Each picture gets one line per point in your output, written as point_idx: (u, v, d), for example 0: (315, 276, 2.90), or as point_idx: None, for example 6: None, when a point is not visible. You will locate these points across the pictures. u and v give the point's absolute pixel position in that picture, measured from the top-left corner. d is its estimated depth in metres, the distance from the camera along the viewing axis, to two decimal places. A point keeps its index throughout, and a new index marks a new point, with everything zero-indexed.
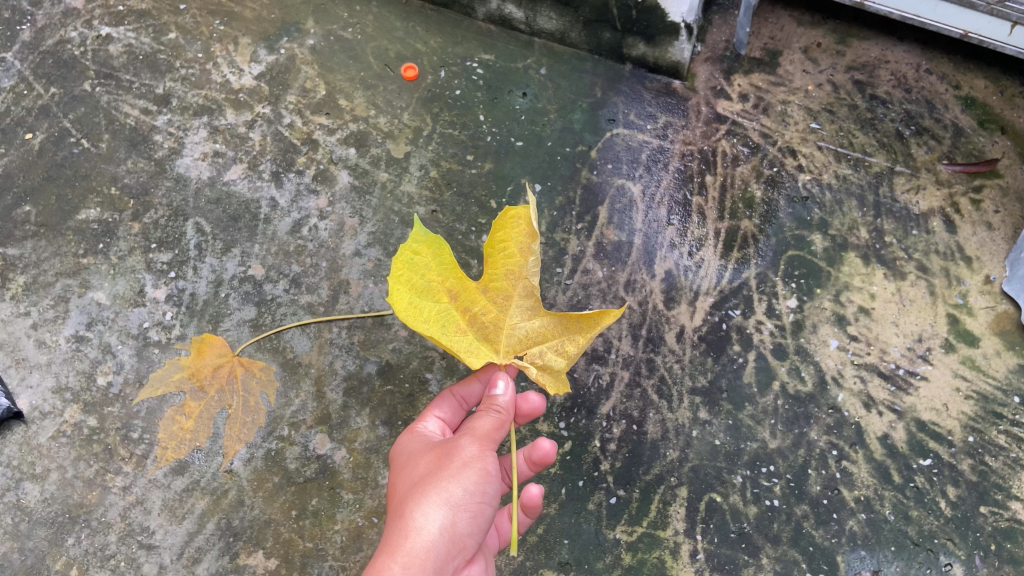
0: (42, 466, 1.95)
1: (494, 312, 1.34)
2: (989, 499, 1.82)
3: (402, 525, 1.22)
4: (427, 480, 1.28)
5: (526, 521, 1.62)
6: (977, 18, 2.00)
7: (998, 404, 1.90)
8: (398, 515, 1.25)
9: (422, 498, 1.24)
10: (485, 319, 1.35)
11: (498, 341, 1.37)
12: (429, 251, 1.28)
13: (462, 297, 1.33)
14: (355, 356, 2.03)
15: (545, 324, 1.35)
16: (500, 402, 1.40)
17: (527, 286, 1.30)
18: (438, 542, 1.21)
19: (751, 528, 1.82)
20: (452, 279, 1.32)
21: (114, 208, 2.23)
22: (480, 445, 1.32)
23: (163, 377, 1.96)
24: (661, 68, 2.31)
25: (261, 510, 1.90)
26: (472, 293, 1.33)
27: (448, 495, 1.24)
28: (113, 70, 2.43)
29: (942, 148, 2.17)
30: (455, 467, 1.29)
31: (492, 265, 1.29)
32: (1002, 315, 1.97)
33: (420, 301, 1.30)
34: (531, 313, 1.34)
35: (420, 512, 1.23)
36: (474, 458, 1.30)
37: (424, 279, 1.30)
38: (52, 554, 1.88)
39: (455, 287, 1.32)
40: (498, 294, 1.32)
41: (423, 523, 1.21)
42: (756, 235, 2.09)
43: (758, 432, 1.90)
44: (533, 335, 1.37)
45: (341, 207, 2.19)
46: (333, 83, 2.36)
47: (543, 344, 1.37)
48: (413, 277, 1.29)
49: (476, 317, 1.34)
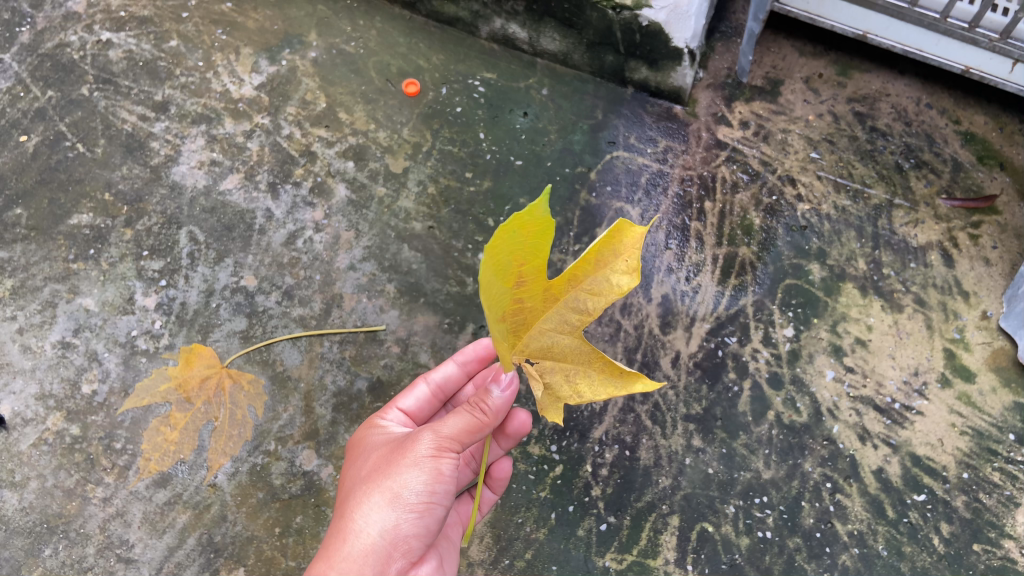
0: (22, 474, 1.91)
1: (534, 309, 1.11)
2: (983, 537, 1.81)
3: (343, 527, 1.26)
4: (376, 478, 1.28)
5: (489, 501, 1.66)
6: (979, 54, 2.01)
7: (993, 441, 1.89)
8: (343, 512, 1.28)
9: (369, 498, 1.26)
10: (524, 313, 1.11)
11: (519, 340, 1.15)
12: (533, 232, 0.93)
13: (525, 287, 1.06)
14: (346, 372, 2.00)
15: (573, 346, 1.16)
16: (489, 405, 1.26)
17: (585, 302, 1.09)
18: (377, 545, 1.23)
19: (742, 560, 1.80)
20: (528, 269, 1.02)
21: (106, 213, 2.20)
22: (438, 443, 1.26)
23: (149, 387, 1.96)
24: (663, 92, 2.31)
25: (243, 526, 1.86)
26: (536, 287, 1.06)
27: (394, 497, 1.24)
28: (112, 75, 2.41)
29: (941, 181, 2.18)
30: (406, 466, 1.26)
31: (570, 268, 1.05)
32: (998, 351, 1.96)
33: (491, 282, 0.99)
34: (567, 329, 1.14)
35: (363, 513, 1.25)
36: (428, 458, 1.26)
37: (507, 257, 0.98)
38: (28, 565, 1.83)
39: (527, 275, 1.03)
40: (551, 293, 1.09)
41: (365, 525, 1.24)
42: (754, 263, 2.09)
43: (752, 462, 1.88)
44: (554, 349, 1.17)
45: (337, 220, 2.18)
46: (334, 97, 2.36)
47: (558, 362, 1.18)
48: (499, 253, 0.96)
49: (520, 309, 1.09)
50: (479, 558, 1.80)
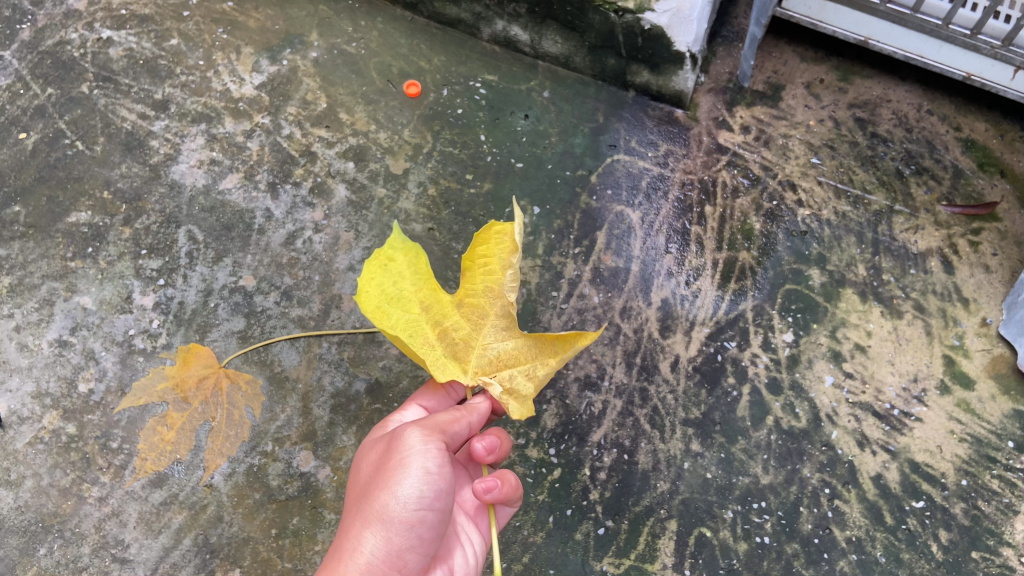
0: (17, 473, 1.90)
1: (466, 329, 1.33)
2: (981, 544, 1.81)
3: (338, 548, 1.24)
4: (368, 491, 1.28)
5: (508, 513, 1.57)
6: (981, 61, 2.01)
7: (992, 448, 1.88)
8: (339, 533, 1.27)
9: (362, 516, 1.25)
10: (457, 336, 1.34)
11: (468, 362, 1.35)
12: (406, 257, 1.27)
13: (433, 310, 1.32)
14: (344, 373, 1.99)
15: (518, 347, 1.34)
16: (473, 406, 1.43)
17: (504, 304, 1.29)
18: (373, 563, 1.21)
19: (740, 565, 1.79)
20: (424, 291, 1.30)
21: (105, 211, 2.19)
22: (421, 443, 1.29)
23: (146, 386, 1.92)
24: (664, 97, 2.31)
25: (240, 527, 1.85)
26: (447, 307, 1.32)
27: (384, 510, 1.23)
28: (112, 73, 2.40)
29: (942, 188, 2.18)
30: (394, 475, 1.25)
31: (470, 280, 1.30)
32: (997, 358, 1.96)
33: (389, 306, 1.27)
34: (505, 333, 1.33)
35: (357, 532, 1.24)
36: (412, 461, 1.26)
37: (395, 287, 1.28)
38: (22, 564, 1.83)
39: (428, 298, 1.31)
40: (472, 310, 1.32)
41: (359, 544, 1.22)
42: (754, 268, 2.09)
43: (750, 467, 1.88)
44: (505, 358, 1.35)
45: (337, 221, 2.17)
46: (335, 97, 2.35)
47: (515, 367, 1.34)
48: (383, 283, 1.27)
49: (447, 332, 1.33)
50: None
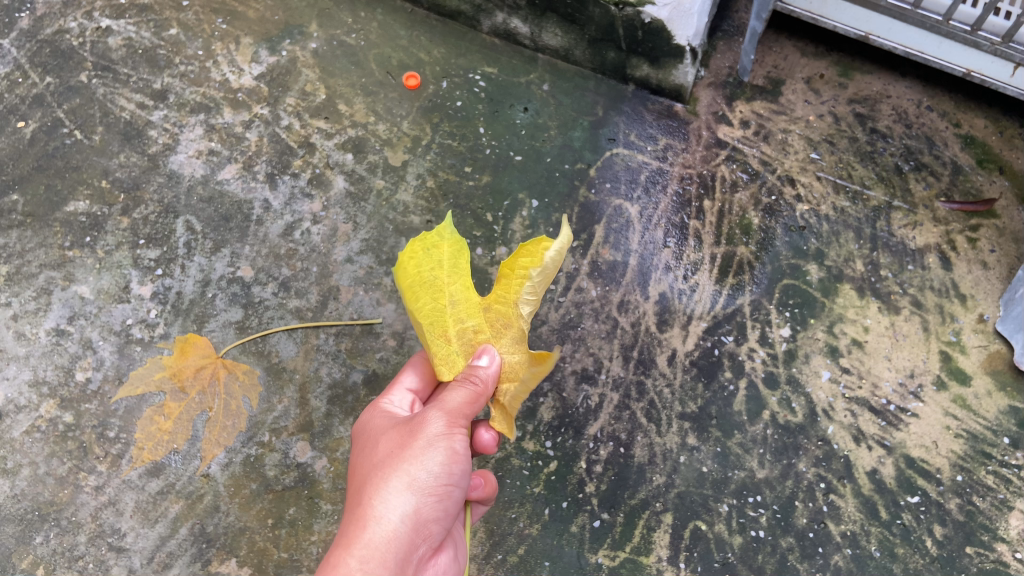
0: (14, 461, 1.90)
1: (485, 332, 1.32)
2: (975, 540, 1.81)
3: (361, 514, 1.17)
4: (390, 461, 1.23)
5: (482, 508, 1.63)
6: (981, 57, 2.01)
7: (987, 444, 1.89)
8: (357, 500, 1.21)
9: (387, 484, 1.20)
10: (473, 336, 1.32)
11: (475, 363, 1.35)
12: (450, 249, 1.26)
13: (460, 306, 1.30)
14: (342, 364, 1.99)
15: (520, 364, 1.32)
16: (481, 373, 1.29)
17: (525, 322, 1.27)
18: (400, 531, 1.17)
19: (735, 558, 1.80)
20: (456, 284, 1.28)
21: (103, 201, 2.19)
22: (450, 417, 1.27)
23: (143, 376, 1.96)
24: (664, 90, 2.30)
25: (236, 517, 1.85)
26: (473, 307, 1.30)
27: (414, 480, 1.21)
28: (111, 63, 2.40)
29: (940, 184, 2.18)
30: (423, 445, 1.24)
31: (505, 288, 1.26)
32: (994, 354, 1.96)
33: (420, 290, 1.25)
34: (517, 348, 1.31)
35: (383, 499, 1.18)
36: (444, 434, 1.25)
37: (432, 272, 1.26)
38: (19, 552, 1.83)
39: (458, 293, 1.28)
40: (497, 317, 1.30)
41: (386, 510, 1.18)
42: (752, 262, 2.09)
43: (746, 461, 1.88)
44: (507, 370, 1.33)
45: (335, 212, 2.17)
46: (334, 88, 2.35)
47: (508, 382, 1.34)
48: (422, 265, 1.25)
49: (465, 330, 1.32)
50: (471, 552, 1.80)
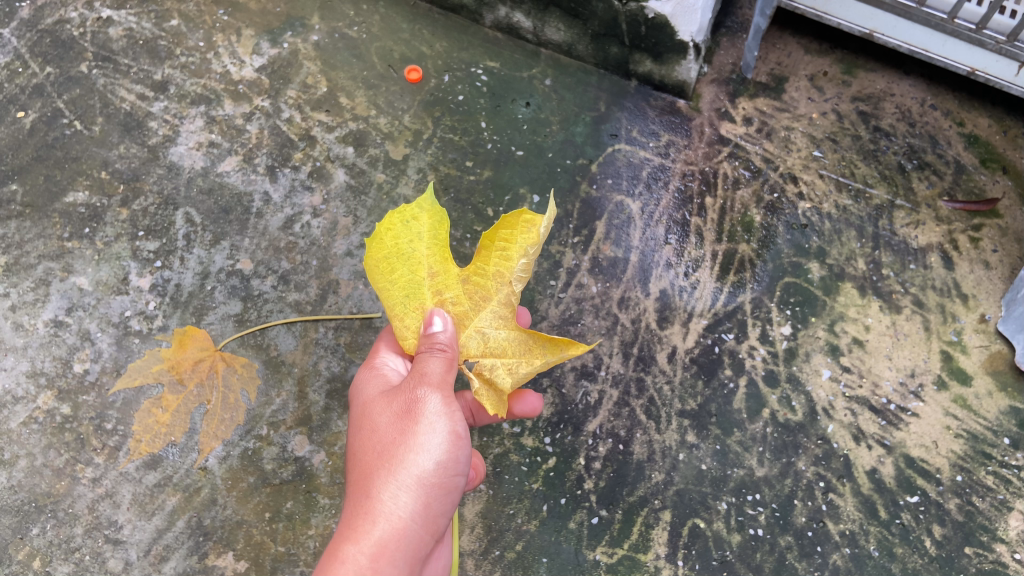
0: (11, 452, 1.90)
1: (464, 306, 1.28)
2: (975, 540, 1.81)
3: (367, 509, 1.16)
4: (393, 450, 1.22)
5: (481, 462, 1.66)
6: (986, 56, 2.00)
7: (988, 444, 1.89)
8: (361, 492, 1.19)
9: (392, 476, 1.19)
10: (452, 309, 1.29)
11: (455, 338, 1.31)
12: (428, 220, 1.23)
13: (439, 278, 1.28)
14: (341, 358, 1.98)
15: (510, 338, 1.27)
16: (440, 340, 1.25)
17: (510, 295, 1.24)
18: (409, 524, 1.17)
19: (733, 556, 1.80)
20: (433, 257, 1.26)
21: (103, 191, 2.18)
22: (442, 395, 1.26)
23: (142, 368, 1.95)
24: (666, 86, 2.29)
25: (234, 510, 1.85)
26: (450, 279, 1.27)
27: (418, 469, 1.20)
28: (112, 53, 2.38)
29: (943, 183, 2.17)
30: (424, 431, 1.23)
31: (484, 258, 1.23)
32: (995, 355, 1.96)
33: (396, 261, 1.25)
34: (502, 322, 1.27)
35: (390, 494, 1.18)
36: (442, 417, 1.25)
37: (411, 245, 1.24)
38: (15, 544, 1.82)
39: (435, 266, 1.27)
40: (477, 290, 1.26)
41: (392, 503, 1.17)
42: (753, 260, 2.08)
43: (746, 459, 1.88)
44: (494, 345, 1.28)
45: (335, 206, 2.16)
46: (335, 81, 2.33)
47: (499, 358, 1.28)
48: (400, 240, 1.24)
49: (444, 303, 1.29)
50: (470, 547, 1.79)
